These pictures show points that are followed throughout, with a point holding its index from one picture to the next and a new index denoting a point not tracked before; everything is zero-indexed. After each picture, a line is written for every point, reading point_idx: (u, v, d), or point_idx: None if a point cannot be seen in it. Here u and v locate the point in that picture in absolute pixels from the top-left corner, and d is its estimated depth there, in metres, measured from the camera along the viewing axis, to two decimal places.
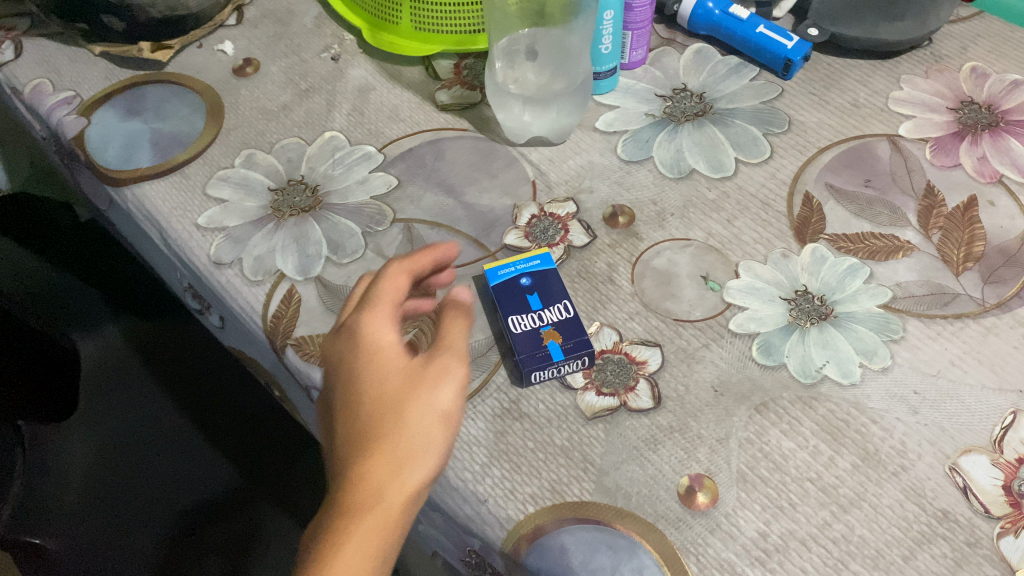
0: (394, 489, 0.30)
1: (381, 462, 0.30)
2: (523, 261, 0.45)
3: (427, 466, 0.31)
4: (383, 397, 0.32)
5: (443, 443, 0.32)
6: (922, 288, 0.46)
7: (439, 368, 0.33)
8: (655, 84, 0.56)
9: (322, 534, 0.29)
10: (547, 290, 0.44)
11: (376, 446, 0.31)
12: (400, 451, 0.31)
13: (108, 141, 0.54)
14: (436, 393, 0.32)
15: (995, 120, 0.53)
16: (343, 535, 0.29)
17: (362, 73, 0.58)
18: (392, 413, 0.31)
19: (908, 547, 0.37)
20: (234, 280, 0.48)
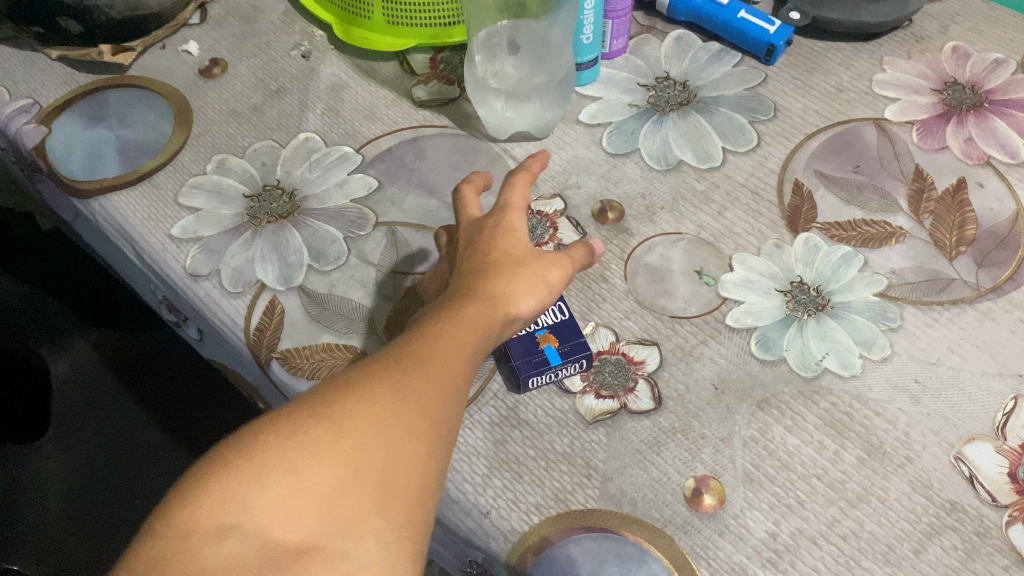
0: (508, 305, 0.35)
1: (502, 284, 0.35)
2: None
3: (535, 300, 0.36)
4: (511, 256, 0.37)
5: (550, 297, 0.37)
6: (917, 274, 0.45)
7: (555, 259, 0.38)
8: (636, 73, 0.55)
9: (415, 338, 0.31)
10: None
11: (501, 274, 0.36)
12: (513, 290, 0.35)
13: (71, 151, 0.52)
14: (549, 266, 0.38)
15: (979, 100, 0.53)
16: (432, 351, 0.31)
17: (334, 71, 0.56)
18: (518, 261, 0.37)
19: (919, 540, 0.37)
20: (212, 292, 0.46)
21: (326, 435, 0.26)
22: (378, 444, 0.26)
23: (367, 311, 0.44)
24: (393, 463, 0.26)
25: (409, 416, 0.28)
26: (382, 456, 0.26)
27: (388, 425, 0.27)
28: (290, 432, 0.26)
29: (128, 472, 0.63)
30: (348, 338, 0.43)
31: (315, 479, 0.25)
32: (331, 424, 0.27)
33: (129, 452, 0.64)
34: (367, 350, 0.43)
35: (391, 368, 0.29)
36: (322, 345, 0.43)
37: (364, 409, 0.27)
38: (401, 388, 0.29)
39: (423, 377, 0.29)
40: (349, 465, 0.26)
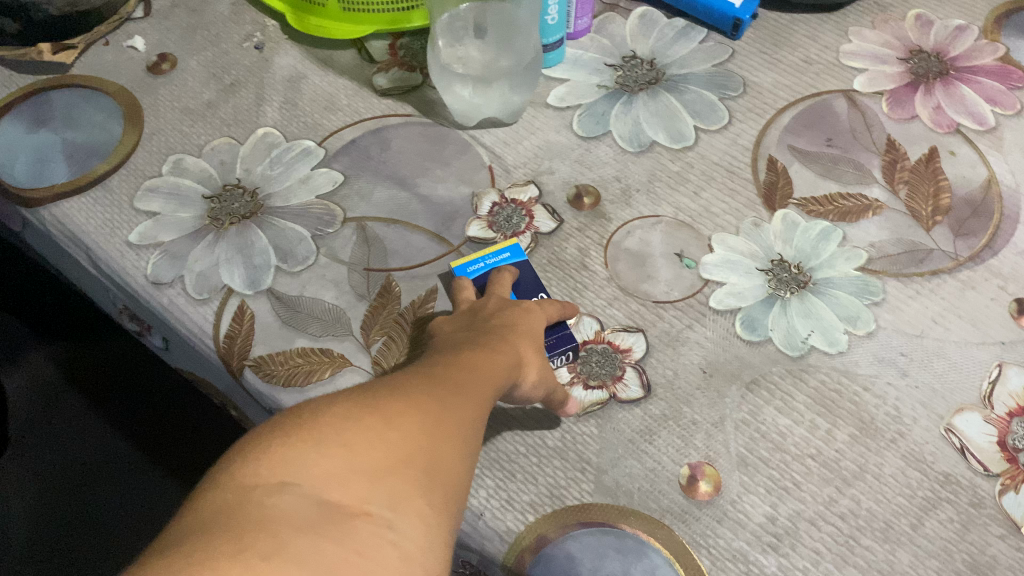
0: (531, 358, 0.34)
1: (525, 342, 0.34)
2: (493, 255, 0.42)
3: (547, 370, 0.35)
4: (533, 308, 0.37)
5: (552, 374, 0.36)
6: (896, 246, 0.45)
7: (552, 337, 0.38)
8: (603, 53, 0.54)
9: (456, 355, 0.30)
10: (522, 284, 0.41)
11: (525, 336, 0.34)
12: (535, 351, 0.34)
13: (14, 157, 0.49)
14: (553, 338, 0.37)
15: (945, 68, 0.53)
16: (474, 368, 0.29)
17: (290, 61, 0.54)
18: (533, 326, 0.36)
19: (916, 514, 0.37)
20: (177, 300, 0.44)
21: (381, 414, 0.24)
22: (432, 435, 0.24)
23: (342, 312, 0.43)
24: (441, 454, 0.24)
25: (456, 420, 0.26)
26: (433, 444, 0.24)
27: (439, 419, 0.25)
28: (345, 409, 0.24)
29: (84, 484, 0.60)
30: (324, 341, 0.42)
31: (369, 448, 0.23)
32: (386, 407, 0.24)
33: (82, 462, 0.61)
34: (345, 352, 0.41)
35: (437, 375, 0.28)
36: (297, 350, 0.41)
37: (417, 402, 0.25)
38: (449, 393, 0.27)
39: (469, 389, 0.28)
40: (402, 443, 0.23)
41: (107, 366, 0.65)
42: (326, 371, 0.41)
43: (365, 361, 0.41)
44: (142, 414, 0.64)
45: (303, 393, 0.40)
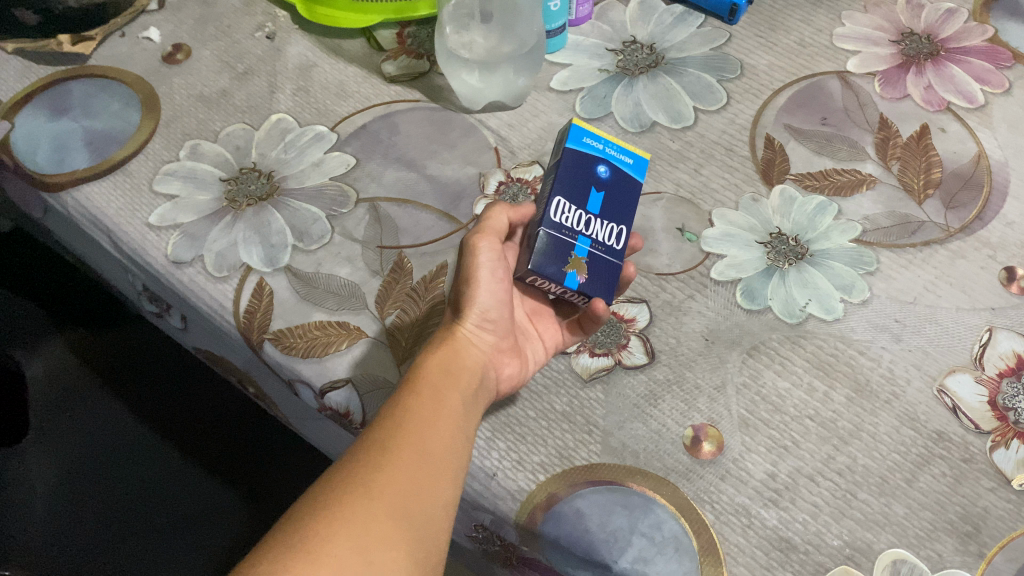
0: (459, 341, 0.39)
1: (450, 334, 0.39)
2: (618, 152, 0.43)
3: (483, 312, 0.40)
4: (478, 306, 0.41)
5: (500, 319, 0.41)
6: (889, 219, 0.47)
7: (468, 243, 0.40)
8: (603, 39, 0.56)
9: (380, 422, 0.33)
10: (611, 199, 0.42)
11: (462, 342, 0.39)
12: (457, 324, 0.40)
13: (36, 144, 0.50)
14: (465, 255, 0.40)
15: (935, 49, 0.54)
16: (397, 431, 0.32)
17: (301, 50, 0.56)
18: (462, 295, 0.40)
19: (910, 470, 0.38)
20: (197, 278, 0.45)
21: (305, 561, 0.26)
22: (359, 560, 0.27)
23: (357, 288, 0.44)
24: (375, 571, 0.27)
25: (385, 515, 0.29)
26: (366, 571, 0.27)
27: (366, 529, 0.28)
28: (274, 565, 0.26)
29: (118, 466, 0.63)
30: (340, 315, 0.43)
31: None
32: (308, 549, 0.27)
33: (112, 448, 0.64)
34: (360, 325, 0.43)
35: (358, 466, 0.30)
36: (314, 323, 0.43)
37: (340, 524, 0.28)
38: (371, 482, 0.29)
39: (394, 462, 0.30)
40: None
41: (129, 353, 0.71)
42: (342, 343, 0.42)
43: (379, 332, 0.43)
44: (158, 398, 0.69)
45: (321, 363, 0.42)
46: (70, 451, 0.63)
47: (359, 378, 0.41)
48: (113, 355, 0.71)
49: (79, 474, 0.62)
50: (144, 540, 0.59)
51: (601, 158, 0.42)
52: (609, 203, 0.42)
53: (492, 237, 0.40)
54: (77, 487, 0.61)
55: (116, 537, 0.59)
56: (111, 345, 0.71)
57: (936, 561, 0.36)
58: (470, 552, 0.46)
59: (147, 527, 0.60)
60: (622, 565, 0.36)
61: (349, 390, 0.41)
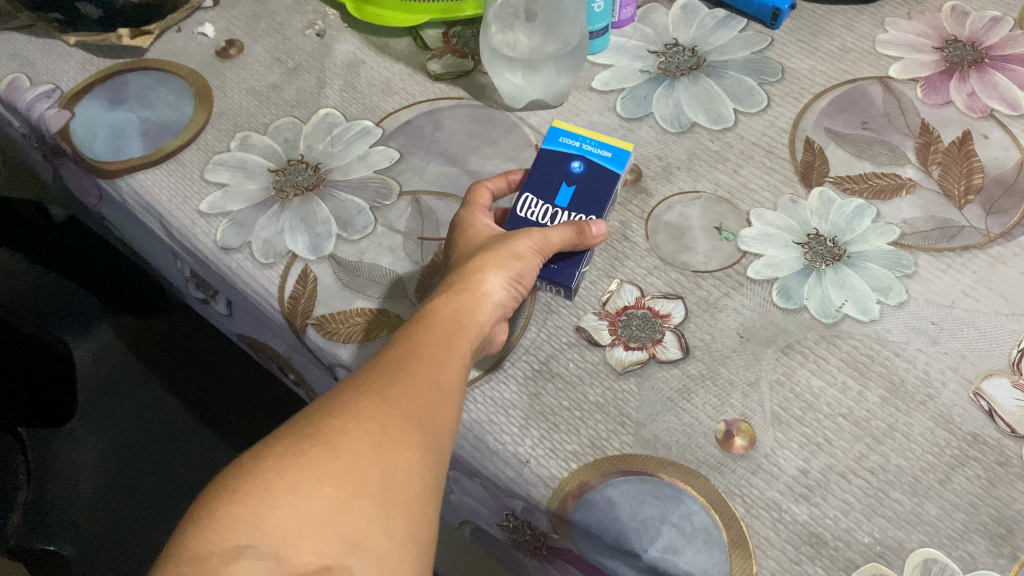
0: (479, 291, 0.38)
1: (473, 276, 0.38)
2: (594, 146, 0.47)
3: (508, 285, 0.39)
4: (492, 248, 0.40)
5: (518, 292, 0.40)
6: (928, 223, 0.46)
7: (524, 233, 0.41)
8: (646, 41, 0.57)
9: (395, 347, 0.34)
10: (585, 189, 0.46)
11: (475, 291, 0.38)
12: (485, 274, 0.38)
13: (94, 132, 0.53)
14: (516, 240, 0.40)
15: (979, 56, 0.54)
16: (412, 355, 0.34)
17: (349, 48, 0.57)
18: (495, 258, 0.39)
19: (943, 471, 0.38)
20: (244, 264, 0.47)
21: (321, 452, 0.29)
22: (373, 457, 0.29)
23: (398, 277, 0.46)
24: (386, 470, 0.29)
25: (400, 423, 0.31)
26: (379, 466, 0.29)
27: (380, 433, 0.30)
28: (290, 453, 0.29)
29: (154, 450, 0.67)
30: (381, 303, 0.44)
31: (316, 493, 0.28)
32: (324, 441, 0.30)
33: (151, 430, 0.68)
34: (400, 313, 0.44)
35: (374, 381, 0.32)
36: (356, 310, 0.44)
37: (355, 423, 0.30)
38: (386, 397, 0.31)
39: (407, 383, 0.32)
40: (346, 477, 0.29)
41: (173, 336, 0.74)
42: (382, 330, 0.43)
43: None
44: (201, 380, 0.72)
45: (362, 349, 0.43)
46: (109, 435, 0.67)
47: None
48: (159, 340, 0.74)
49: (117, 456, 0.66)
50: (170, 525, 0.63)
51: (575, 155, 0.47)
52: (578, 194, 0.45)
53: (542, 246, 0.41)
54: (116, 470, 0.65)
55: (145, 523, 0.63)
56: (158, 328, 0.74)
57: (968, 561, 0.36)
58: (501, 540, 0.47)
59: (175, 512, 0.64)
60: (651, 553, 0.36)
61: None
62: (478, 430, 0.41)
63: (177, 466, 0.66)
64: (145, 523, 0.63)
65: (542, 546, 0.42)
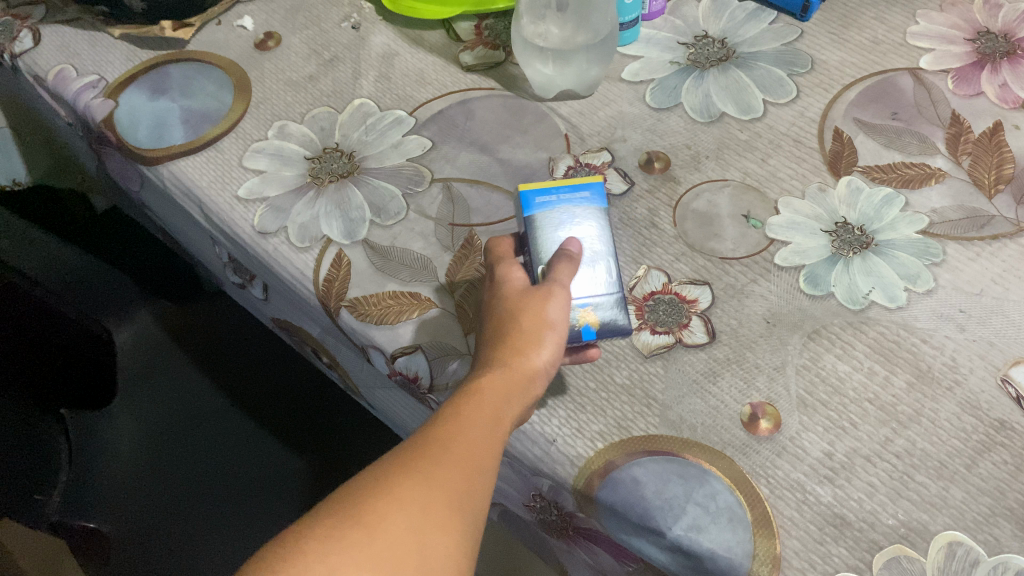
0: (523, 366, 0.37)
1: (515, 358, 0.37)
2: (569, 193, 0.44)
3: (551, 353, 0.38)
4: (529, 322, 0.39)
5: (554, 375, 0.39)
6: (958, 212, 0.46)
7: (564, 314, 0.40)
8: (676, 33, 0.58)
9: (435, 424, 0.34)
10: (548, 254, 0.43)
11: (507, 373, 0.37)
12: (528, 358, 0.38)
13: (137, 121, 0.54)
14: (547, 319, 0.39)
15: (1012, 48, 0.54)
16: (452, 432, 0.34)
17: (384, 40, 0.59)
18: (534, 328, 0.38)
19: (970, 456, 0.38)
20: (281, 248, 0.48)
21: (361, 533, 0.29)
22: (413, 540, 0.29)
23: (429, 262, 0.46)
24: (425, 554, 0.29)
25: (442, 507, 0.31)
26: (416, 550, 0.29)
27: (421, 516, 0.30)
28: (329, 532, 0.29)
29: (186, 433, 0.70)
30: (414, 286, 0.45)
31: (354, 573, 0.28)
32: (365, 522, 0.29)
33: (188, 412, 0.71)
34: (431, 296, 0.45)
35: (417, 460, 0.32)
36: (389, 293, 0.45)
37: (397, 501, 0.30)
38: (430, 479, 0.31)
39: (449, 466, 0.32)
40: (385, 559, 0.29)
41: (206, 320, 0.78)
42: (413, 312, 0.44)
43: (449, 303, 0.45)
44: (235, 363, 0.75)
45: (393, 330, 0.44)
46: (151, 419, 0.71)
47: (429, 345, 0.43)
48: (195, 323, 0.77)
49: (158, 439, 0.70)
50: (205, 503, 0.66)
51: (563, 210, 0.44)
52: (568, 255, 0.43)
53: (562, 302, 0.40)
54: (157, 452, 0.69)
55: (181, 500, 0.66)
56: (198, 312, 0.78)
57: (993, 545, 0.35)
58: (528, 522, 0.48)
59: (213, 489, 0.66)
60: (675, 531, 0.36)
61: (418, 356, 0.43)
62: None
63: (214, 446, 0.69)
64: (179, 501, 0.66)
65: (568, 527, 0.42)
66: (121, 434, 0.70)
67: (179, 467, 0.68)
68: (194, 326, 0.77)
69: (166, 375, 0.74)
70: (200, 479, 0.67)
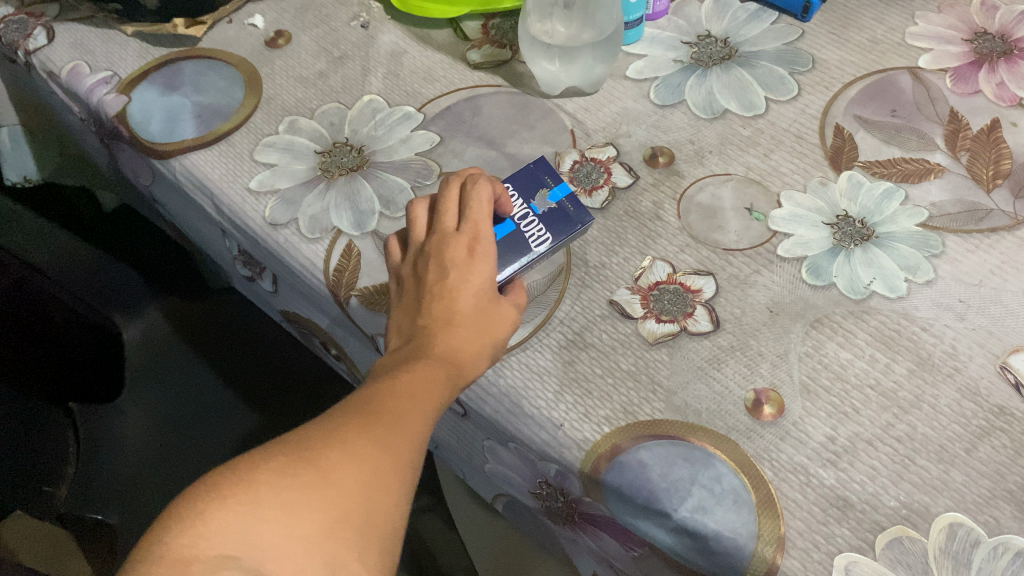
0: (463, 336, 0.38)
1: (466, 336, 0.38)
2: None
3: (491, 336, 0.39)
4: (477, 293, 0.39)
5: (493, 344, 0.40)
6: (956, 206, 0.47)
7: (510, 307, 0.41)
8: (679, 32, 0.59)
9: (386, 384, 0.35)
10: None
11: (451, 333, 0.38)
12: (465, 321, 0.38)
13: (150, 116, 0.55)
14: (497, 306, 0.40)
15: (1009, 48, 0.55)
16: (409, 389, 0.35)
17: (393, 38, 0.60)
18: (483, 315, 0.39)
19: (970, 440, 0.39)
20: (292, 239, 0.49)
21: (316, 477, 0.30)
22: (361, 493, 0.31)
23: None
24: (372, 510, 0.31)
25: (391, 467, 0.32)
26: (365, 503, 0.31)
27: (372, 473, 0.31)
28: (287, 471, 0.30)
29: (192, 426, 0.72)
30: None
31: (306, 515, 0.29)
32: (319, 469, 0.31)
33: (195, 406, 0.73)
34: None
35: (370, 417, 0.33)
36: None
37: (352, 457, 0.32)
38: (378, 438, 0.33)
39: (399, 428, 0.34)
40: (337, 506, 0.30)
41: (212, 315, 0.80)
42: None
43: None
44: (245, 361, 0.76)
45: None
46: (161, 413, 0.73)
47: None
48: (204, 320, 0.79)
49: (167, 438, 0.71)
50: None
51: None
52: None
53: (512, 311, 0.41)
54: (164, 447, 0.70)
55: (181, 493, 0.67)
56: (207, 308, 0.80)
57: (993, 526, 0.36)
58: (534, 510, 0.48)
59: None
60: (680, 513, 0.37)
61: None
62: (513, 395, 0.43)
63: (219, 441, 0.71)
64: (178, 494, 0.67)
65: (574, 513, 0.43)
66: (130, 430, 0.72)
67: (184, 459, 0.69)
68: (206, 323, 0.79)
69: (178, 367, 0.75)
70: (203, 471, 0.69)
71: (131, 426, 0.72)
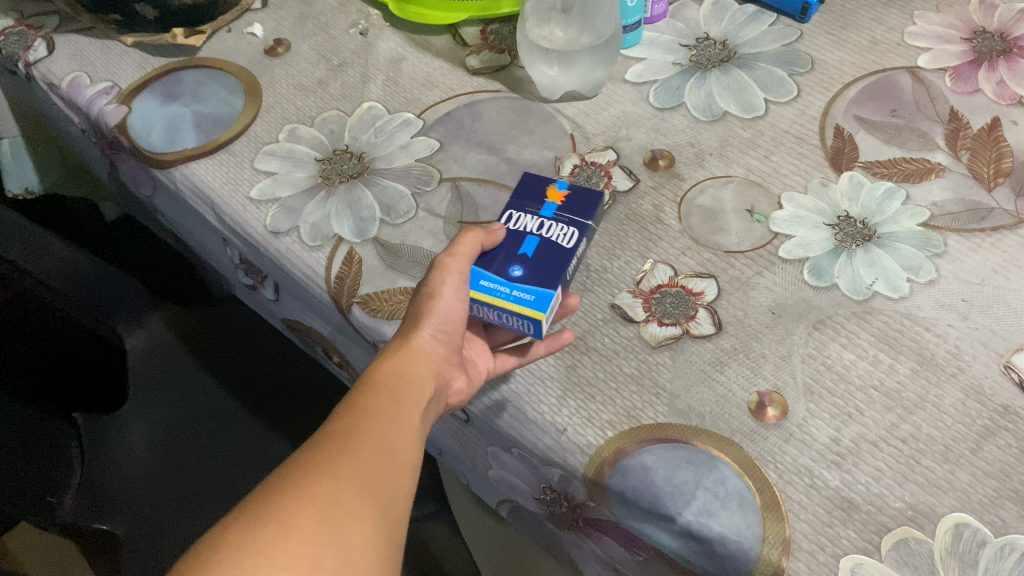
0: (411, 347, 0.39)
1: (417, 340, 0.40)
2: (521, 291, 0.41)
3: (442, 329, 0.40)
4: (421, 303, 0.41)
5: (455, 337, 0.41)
6: (958, 205, 0.47)
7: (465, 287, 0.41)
8: (677, 35, 0.59)
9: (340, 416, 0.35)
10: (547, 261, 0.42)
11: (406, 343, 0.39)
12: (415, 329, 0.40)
13: (150, 125, 0.55)
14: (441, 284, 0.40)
15: (1009, 46, 0.55)
16: (358, 416, 0.35)
17: (391, 45, 0.60)
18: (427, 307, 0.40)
19: (975, 440, 0.38)
20: (293, 247, 0.49)
21: (275, 530, 0.29)
22: (325, 533, 0.29)
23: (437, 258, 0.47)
24: (343, 546, 0.29)
25: (354, 497, 0.31)
26: (334, 541, 0.29)
27: (332, 508, 0.30)
28: (243, 533, 0.29)
29: (198, 435, 0.72)
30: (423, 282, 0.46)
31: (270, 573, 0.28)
32: (277, 521, 0.29)
33: (201, 416, 0.73)
34: None
35: (325, 454, 0.32)
36: (399, 289, 0.46)
37: (307, 498, 0.30)
38: (335, 470, 0.32)
39: (354, 454, 0.33)
40: (302, 554, 0.28)
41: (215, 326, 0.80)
42: None
43: None
44: (249, 371, 0.77)
45: None
46: (166, 423, 0.73)
47: None
48: (208, 330, 0.80)
49: (173, 448, 0.71)
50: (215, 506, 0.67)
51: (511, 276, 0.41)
52: (542, 246, 0.43)
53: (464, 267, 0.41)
54: (170, 457, 0.70)
55: (188, 502, 0.68)
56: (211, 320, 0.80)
57: (999, 526, 0.36)
58: (538, 516, 0.48)
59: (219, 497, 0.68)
60: (685, 517, 0.37)
61: None
62: (516, 401, 0.43)
63: (225, 450, 0.71)
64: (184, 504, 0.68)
65: (580, 518, 0.43)
66: (135, 438, 0.72)
67: (189, 469, 0.69)
68: (209, 333, 0.79)
69: (182, 377, 0.76)
70: (209, 481, 0.69)
71: (136, 435, 0.72)
